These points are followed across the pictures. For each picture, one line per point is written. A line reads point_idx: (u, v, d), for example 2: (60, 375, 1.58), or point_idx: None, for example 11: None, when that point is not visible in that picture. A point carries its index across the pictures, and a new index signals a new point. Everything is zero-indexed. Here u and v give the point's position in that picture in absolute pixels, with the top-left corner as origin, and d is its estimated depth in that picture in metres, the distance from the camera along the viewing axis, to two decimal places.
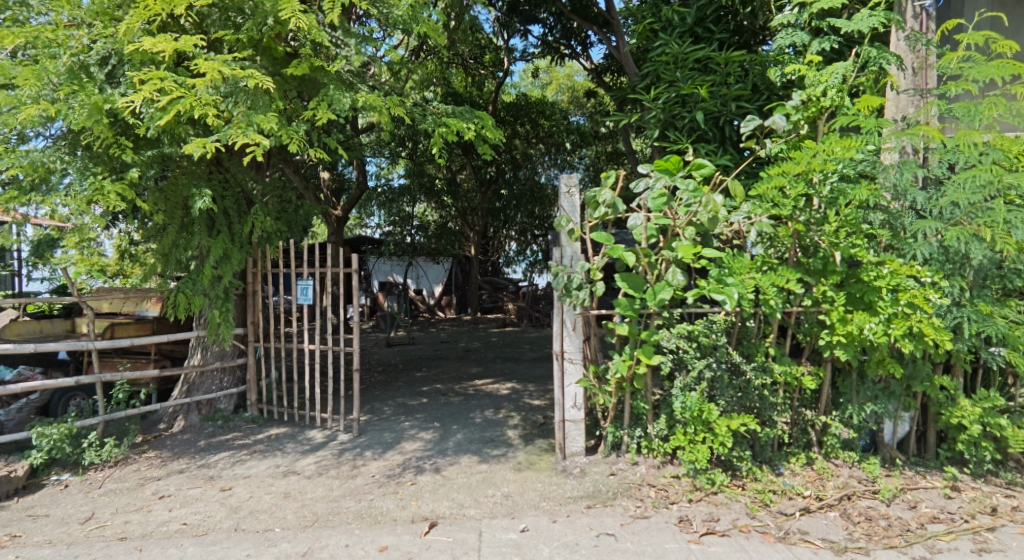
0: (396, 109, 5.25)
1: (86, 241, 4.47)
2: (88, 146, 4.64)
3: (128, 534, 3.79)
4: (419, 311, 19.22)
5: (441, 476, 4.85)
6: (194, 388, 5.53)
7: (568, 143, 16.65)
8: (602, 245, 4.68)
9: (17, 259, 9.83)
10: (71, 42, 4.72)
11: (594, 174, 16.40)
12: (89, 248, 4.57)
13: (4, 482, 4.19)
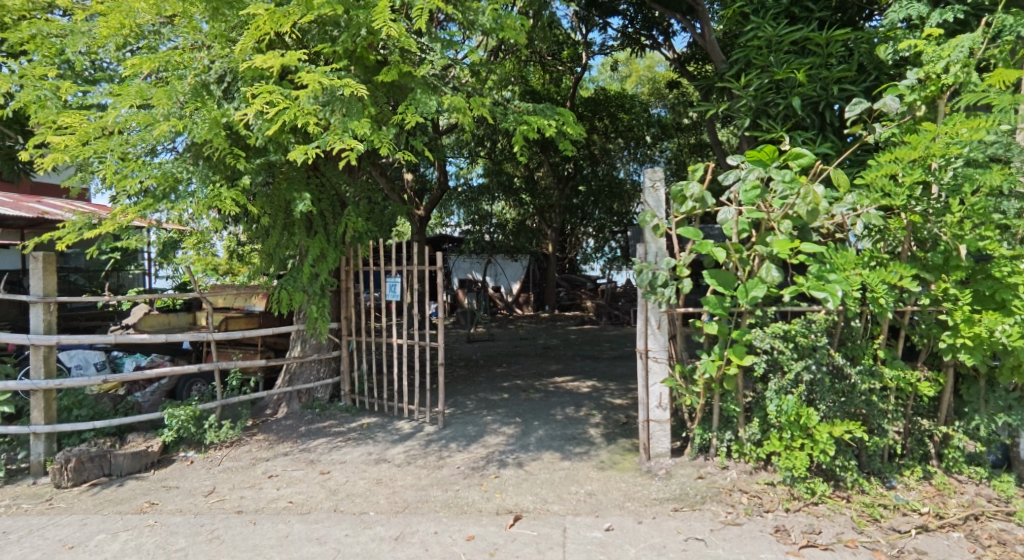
0: (479, 110, 5.40)
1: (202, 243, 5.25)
2: (206, 156, 5.09)
3: (244, 508, 4.18)
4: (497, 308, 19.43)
5: (523, 470, 4.93)
6: (295, 376, 5.97)
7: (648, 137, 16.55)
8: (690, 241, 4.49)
9: (146, 259, 11.09)
10: (194, 64, 5.21)
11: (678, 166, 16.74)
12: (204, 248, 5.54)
13: (143, 456, 4.74)
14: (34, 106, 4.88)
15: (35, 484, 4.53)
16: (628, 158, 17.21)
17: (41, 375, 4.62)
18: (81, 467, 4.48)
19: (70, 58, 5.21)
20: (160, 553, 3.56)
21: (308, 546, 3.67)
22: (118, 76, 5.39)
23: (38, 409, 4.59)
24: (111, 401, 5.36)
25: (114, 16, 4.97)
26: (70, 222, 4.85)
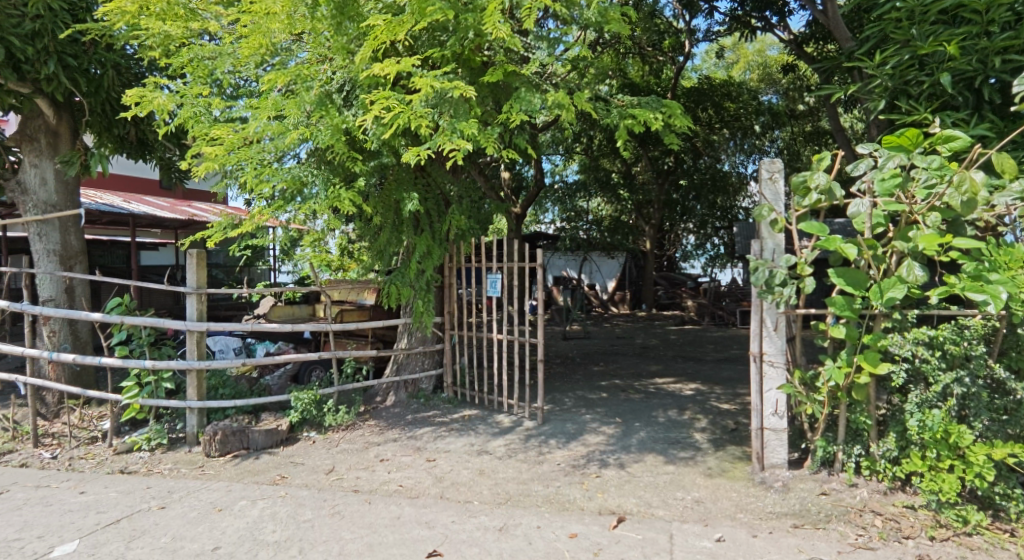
0: (583, 104, 5.33)
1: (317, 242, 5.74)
2: (328, 160, 5.48)
3: (360, 488, 4.50)
4: (592, 305, 19.12)
5: (626, 472, 4.82)
6: (402, 367, 6.30)
7: (760, 125, 16.15)
8: (815, 237, 4.04)
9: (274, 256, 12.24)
10: (320, 76, 5.59)
11: (792, 156, 16.29)
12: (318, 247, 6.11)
13: (273, 434, 5.27)
14: (191, 120, 5.51)
15: (190, 452, 5.21)
16: (735, 148, 16.62)
17: (194, 357, 5.29)
18: (225, 440, 5.07)
19: (218, 76, 5.83)
20: (289, 523, 3.92)
21: (418, 528, 3.84)
22: (256, 90, 5.93)
23: (192, 387, 5.26)
24: (248, 383, 6.00)
25: (253, 36, 5.46)
26: (217, 221, 5.48)
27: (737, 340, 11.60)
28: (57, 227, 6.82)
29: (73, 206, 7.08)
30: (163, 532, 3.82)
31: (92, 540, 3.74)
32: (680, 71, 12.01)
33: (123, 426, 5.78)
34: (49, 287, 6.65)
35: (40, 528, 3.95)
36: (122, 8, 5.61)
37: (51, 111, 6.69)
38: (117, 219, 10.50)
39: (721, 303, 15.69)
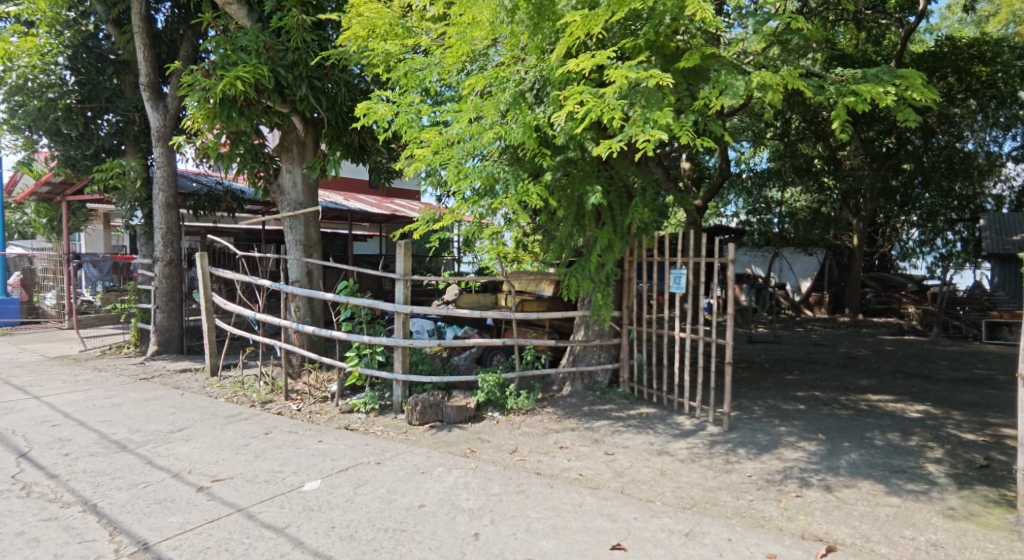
0: (795, 82, 4.76)
1: (492, 233, 5.94)
2: (518, 157, 5.68)
3: (542, 471, 4.58)
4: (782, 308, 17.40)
5: (833, 495, 4.17)
6: (578, 358, 6.44)
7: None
8: None
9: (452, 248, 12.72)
10: (514, 77, 5.75)
11: None
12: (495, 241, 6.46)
13: (462, 411, 5.71)
14: (405, 126, 6.16)
15: (396, 418, 5.92)
16: (984, 123, 14.00)
17: (400, 335, 5.99)
18: (424, 411, 5.66)
19: (428, 84, 6.44)
20: (480, 493, 4.17)
21: (600, 520, 3.76)
22: (458, 94, 6.39)
23: (398, 361, 5.99)
24: (441, 362, 6.64)
25: (457, 44, 5.86)
26: (422, 216, 6.18)
27: (980, 358, 9.52)
28: (303, 221, 8.29)
29: (315, 204, 8.54)
30: (379, 484, 4.41)
31: (330, 481, 4.50)
32: (910, 34, 10.09)
33: (346, 389, 6.83)
34: (297, 270, 8.19)
35: (294, 466, 4.85)
36: (355, 32, 6.63)
37: (302, 126, 8.10)
38: (339, 216, 12.29)
39: (955, 310, 13.07)
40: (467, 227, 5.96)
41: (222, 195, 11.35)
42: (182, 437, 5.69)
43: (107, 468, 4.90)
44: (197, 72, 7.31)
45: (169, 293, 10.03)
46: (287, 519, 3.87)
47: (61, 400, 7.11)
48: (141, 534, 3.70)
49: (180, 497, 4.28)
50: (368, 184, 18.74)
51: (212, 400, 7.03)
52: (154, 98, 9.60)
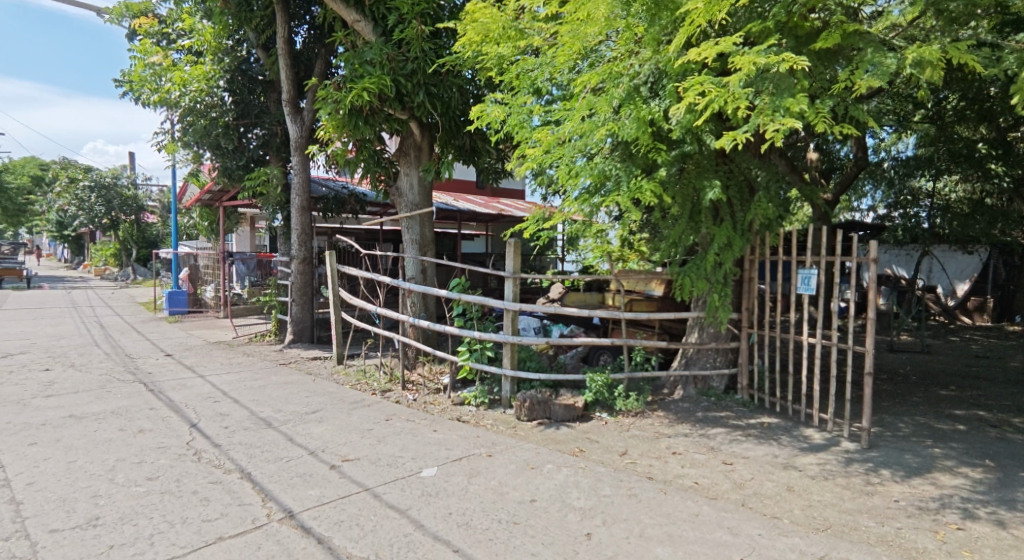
0: (964, 56, 4.26)
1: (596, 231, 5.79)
2: (631, 152, 5.51)
3: (655, 476, 4.42)
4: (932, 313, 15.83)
5: (1004, 531, 3.62)
6: (691, 362, 6.21)
7: None
8: None
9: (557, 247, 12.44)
10: (628, 71, 5.60)
11: None
12: (600, 238, 6.34)
13: (570, 410, 5.66)
14: (517, 127, 6.21)
15: (504, 413, 6.00)
16: None
17: (509, 332, 6.06)
18: (532, 408, 5.68)
19: (540, 85, 6.45)
20: (592, 494, 4.11)
21: (720, 532, 3.56)
22: (570, 92, 6.33)
23: (507, 357, 6.07)
24: (548, 360, 6.63)
25: (569, 42, 5.81)
26: (531, 215, 6.22)
27: None
28: (418, 221, 8.67)
29: (430, 205, 8.93)
30: (492, 476, 4.49)
31: (446, 469, 4.65)
32: None
33: (457, 382, 7.05)
34: (412, 267, 8.58)
35: (412, 451, 5.09)
36: (470, 38, 6.78)
37: (419, 131, 8.47)
38: (449, 215, 12.69)
39: None
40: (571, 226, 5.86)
41: (347, 198, 12.18)
42: (316, 418, 6.17)
43: (256, 442, 5.45)
44: (330, 86, 7.89)
45: (303, 288, 10.93)
46: (408, 502, 4.07)
47: (218, 379, 8.00)
48: (286, 504, 4.10)
49: (316, 473, 4.67)
50: (475, 184, 19.20)
51: (339, 387, 7.57)
52: (293, 112, 10.51)
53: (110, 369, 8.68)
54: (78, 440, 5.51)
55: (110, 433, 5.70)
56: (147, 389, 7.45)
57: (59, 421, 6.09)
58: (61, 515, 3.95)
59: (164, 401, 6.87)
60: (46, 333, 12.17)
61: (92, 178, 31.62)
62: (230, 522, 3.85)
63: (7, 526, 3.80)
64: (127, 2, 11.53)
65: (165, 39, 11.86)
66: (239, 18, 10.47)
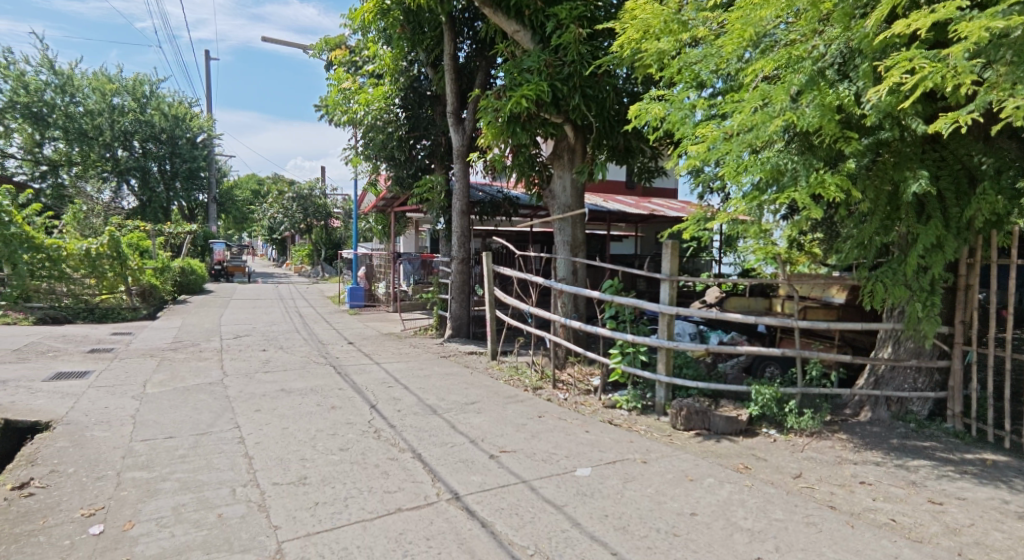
0: None
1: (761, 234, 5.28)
2: (812, 144, 4.98)
3: (838, 506, 3.92)
4: None
5: None
6: (883, 381, 5.44)
7: None
8: None
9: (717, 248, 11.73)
10: (812, 53, 5.04)
11: None
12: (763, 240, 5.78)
13: (732, 423, 5.25)
14: (678, 124, 5.90)
15: (658, 420, 5.75)
16: None
17: (665, 337, 5.78)
18: (689, 417, 5.37)
19: (703, 78, 6.02)
20: (761, 515, 3.76)
21: None
22: (737, 83, 5.87)
23: (661, 363, 5.79)
24: (706, 368, 6.23)
25: (740, 28, 5.34)
26: (692, 215, 5.87)
27: None
28: (570, 223, 8.67)
29: (582, 207, 8.92)
30: (648, 483, 4.32)
31: (600, 471, 4.58)
32: None
33: (608, 385, 6.92)
34: (563, 268, 8.61)
35: (566, 450, 5.09)
36: (629, 36, 6.51)
37: (574, 134, 8.47)
38: (599, 217, 12.52)
39: None
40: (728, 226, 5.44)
41: (501, 202, 12.58)
42: (474, 409, 6.42)
43: (424, 426, 5.82)
44: (491, 96, 8.16)
45: (461, 286, 11.51)
46: (564, 499, 4.10)
47: (390, 367, 8.70)
48: (453, 486, 4.36)
49: (477, 460, 4.88)
50: (627, 184, 18.83)
51: (494, 381, 7.84)
52: (455, 122, 11.11)
53: (307, 352, 9.87)
54: (288, 410, 6.33)
55: (310, 407, 6.47)
56: (335, 371, 8.36)
57: (273, 393, 7.04)
58: (279, 471, 4.66)
59: (349, 383, 7.62)
60: (261, 319, 14.21)
61: (294, 190, 36.39)
62: (407, 496, 4.21)
63: (241, 476, 4.56)
64: (326, 38, 13.13)
65: (354, 67, 13.22)
66: (413, 41, 11.20)
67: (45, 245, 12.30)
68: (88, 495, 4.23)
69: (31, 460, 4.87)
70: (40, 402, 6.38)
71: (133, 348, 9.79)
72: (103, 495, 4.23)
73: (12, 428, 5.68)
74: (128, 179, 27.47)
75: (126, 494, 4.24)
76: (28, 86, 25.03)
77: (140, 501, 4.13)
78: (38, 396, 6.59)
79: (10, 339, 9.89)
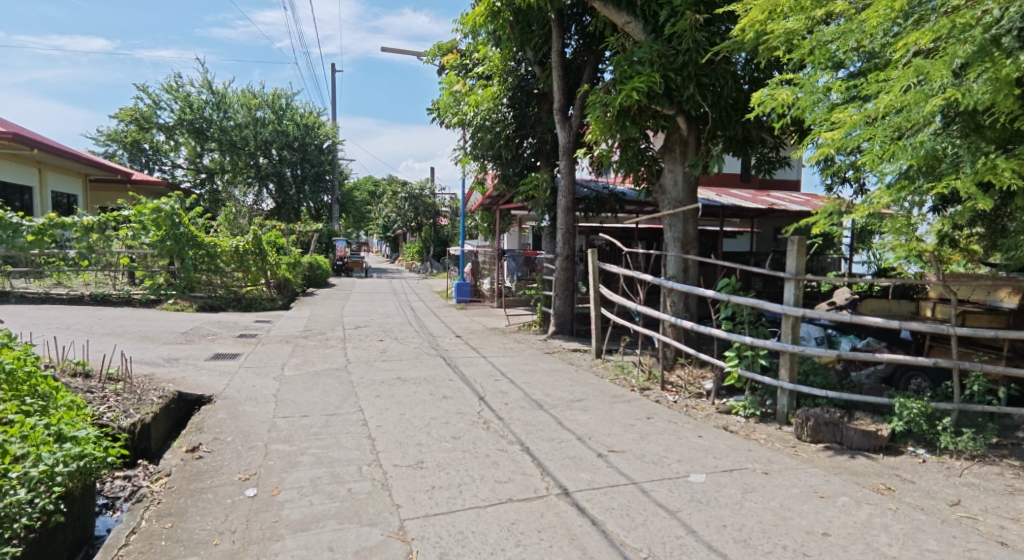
0: None
1: (905, 233, 4.63)
2: (978, 125, 4.42)
3: (1008, 542, 3.40)
4: None
5: None
6: None
7: None
8: None
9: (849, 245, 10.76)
10: (984, 18, 4.25)
11: None
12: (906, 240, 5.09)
13: (871, 438, 4.76)
14: (808, 110, 5.42)
15: (781, 429, 5.35)
16: None
17: (789, 341, 5.35)
18: (818, 428, 4.94)
19: (840, 58, 5.50)
20: (910, 544, 3.36)
21: None
22: (883, 61, 5.34)
23: (785, 368, 5.38)
24: (837, 377, 5.69)
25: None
26: (821, 209, 5.26)
27: None
28: (682, 218, 8.32)
29: (694, 202, 8.57)
30: (772, 495, 4.02)
31: (717, 479, 4.35)
32: None
33: (722, 389, 6.55)
34: (674, 266, 8.27)
35: (678, 454, 4.87)
36: (752, 17, 5.95)
37: (686, 126, 8.09)
38: (711, 212, 11.91)
39: None
40: (865, 219, 5.00)
41: (607, 198, 12.34)
42: (581, 407, 6.33)
43: (531, 420, 5.83)
44: (600, 90, 7.98)
45: (565, 283, 11.44)
46: (678, 504, 3.92)
47: (497, 360, 8.83)
48: (562, 481, 4.32)
49: (586, 458, 4.80)
50: (744, 176, 17.84)
51: (600, 379, 7.71)
52: (562, 120, 11.03)
53: (420, 343, 10.27)
54: (404, 397, 6.61)
55: (425, 395, 6.71)
56: (446, 362, 8.64)
57: (390, 381, 7.38)
58: (399, 454, 4.87)
59: (459, 375, 7.82)
60: (378, 311, 15.04)
61: (407, 190, 38.22)
62: (517, 487, 4.23)
63: (367, 455, 4.82)
64: (439, 44, 13.57)
65: (464, 70, 13.53)
66: (521, 41, 11.23)
67: (205, 242, 13.99)
68: (243, 461, 4.70)
69: (200, 428, 5.47)
70: (204, 378, 7.15)
71: (272, 334, 10.75)
72: (255, 462, 4.68)
73: (183, 400, 6.32)
74: (267, 183, 30.21)
75: (273, 463, 4.64)
76: (192, 105, 28.53)
77: (284, 471, 4.50)
78: (201, 372, 7.41)
79: (178, 323, 11.22)
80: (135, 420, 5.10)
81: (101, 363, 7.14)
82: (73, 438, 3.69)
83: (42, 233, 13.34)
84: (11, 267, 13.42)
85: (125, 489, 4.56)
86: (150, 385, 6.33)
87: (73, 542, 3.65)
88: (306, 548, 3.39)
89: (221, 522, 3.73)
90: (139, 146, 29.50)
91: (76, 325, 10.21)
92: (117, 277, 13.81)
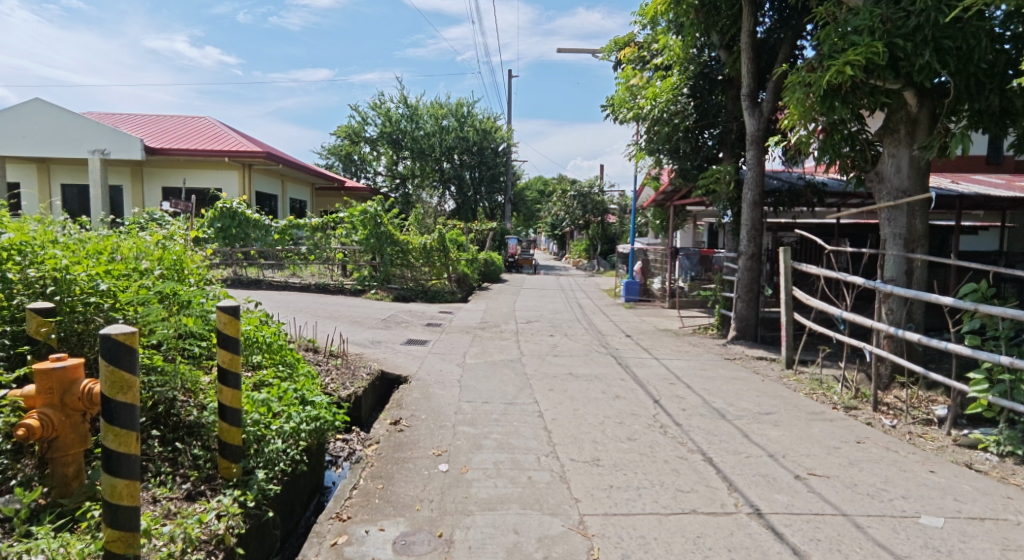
0: None
1: None
2: None
3: None
4: None
5: None
6: None
7: None
8: None
9: None
10: None
11: None
12: None
13: None
14: None
15: None
16: None
17: None
18: None
19: None
20: None
21: None
22: None
23: None
24: None
25: None
26: None
27: None
28: (905, 212, 7.11)
29: (924, 191, 7.21)
30: None
31: (961, 526, 3.53)
32: None
33: (961, 418, 5.42)
34: (893, 267, 7.06)
35: (903, 489, 4.07)
36: None
37: (914, 102, 6.91)
38: (945, 203, 9.95)
39: None
40: None
41: (803, 189, 11.04)
42: (771, 421, 5.65)
43: (713, 430, 5.33)
44: (801, 69, 7.05)
45: (750, 284, 10.44)
46: (908, 549, 3.23)
47: (672, 363, 8.33)
48: (754, 500, 3.83)
49: (780, 478, 4.23)
50: (989, 159, 14.91)
51: (793, 392, 6.85)
52: (751, 106, 10.04)
53: (591, 341, 10.12)
54: (577, 394, 6.48)
55: (597, 393, 6.51)
56: (618, 361, 8.36)
57: (563, 376, 7.30)
58: (574, 449, 4.72)
59: (631, 375, 7.50)
60: (549, 308, 15.23)
61: (576, 189, 38.69)
62: (702, 499, 3.84)
63: (544, 446, 4.76)
64: (616, 39, 13.30)
65: (641, 63, 13.04)
66: (706, 26, 10.51)
67: (400, 240, 15.33)
68: (435, 438, 4.91)
69: (400, 404, 5.88)
70: (401, 360, 7.73)
71: (454, 324, 11.39)
72: (445, 440, 4.87)
73: (385, 378, 6.87)
74: (450, 186, 32.47)
75: (461, 443, 4.79)
76: (391, 118, 31.44)
77: (471, 451, 4.61)
78: (398, 355, 8.04)
79: (378, 311, 12.41)
80: (350, 392, 5.64)
81: (323, 342, 8.11)
82: (312, 403, 4.19)
83: (284, 233, 15.71)
84: (263, 259, 15.61)
85: (345, 450, 5.09)
86: (359, 362, 7.01)
87: (312, 488, 4.12)
88: (494, 527, 3.38)
89: (420, 491, 3.89)
90: (350, 158, 33.48)
91: (304, 309, 11.80)
92: (333, 270, 15.57)
